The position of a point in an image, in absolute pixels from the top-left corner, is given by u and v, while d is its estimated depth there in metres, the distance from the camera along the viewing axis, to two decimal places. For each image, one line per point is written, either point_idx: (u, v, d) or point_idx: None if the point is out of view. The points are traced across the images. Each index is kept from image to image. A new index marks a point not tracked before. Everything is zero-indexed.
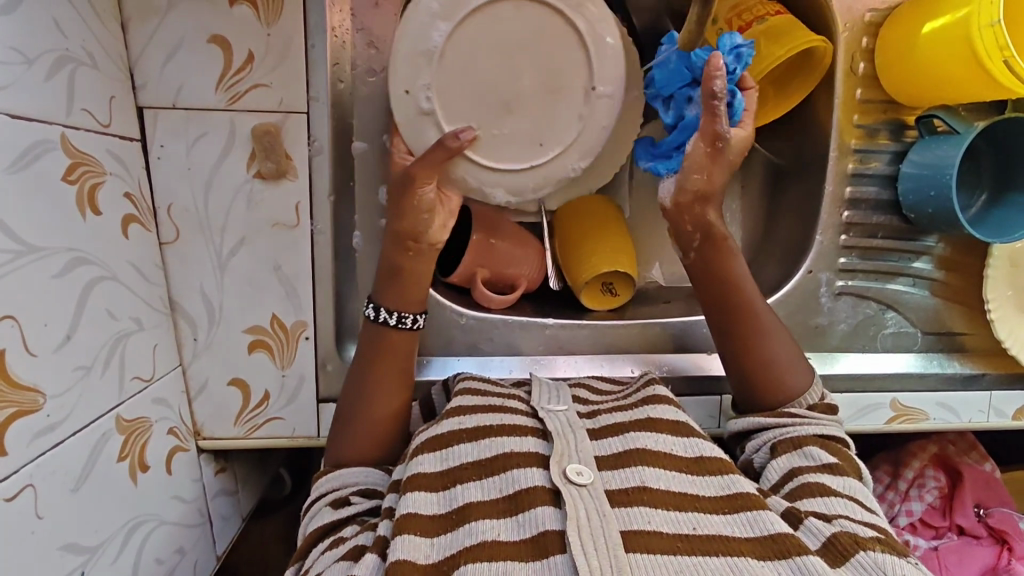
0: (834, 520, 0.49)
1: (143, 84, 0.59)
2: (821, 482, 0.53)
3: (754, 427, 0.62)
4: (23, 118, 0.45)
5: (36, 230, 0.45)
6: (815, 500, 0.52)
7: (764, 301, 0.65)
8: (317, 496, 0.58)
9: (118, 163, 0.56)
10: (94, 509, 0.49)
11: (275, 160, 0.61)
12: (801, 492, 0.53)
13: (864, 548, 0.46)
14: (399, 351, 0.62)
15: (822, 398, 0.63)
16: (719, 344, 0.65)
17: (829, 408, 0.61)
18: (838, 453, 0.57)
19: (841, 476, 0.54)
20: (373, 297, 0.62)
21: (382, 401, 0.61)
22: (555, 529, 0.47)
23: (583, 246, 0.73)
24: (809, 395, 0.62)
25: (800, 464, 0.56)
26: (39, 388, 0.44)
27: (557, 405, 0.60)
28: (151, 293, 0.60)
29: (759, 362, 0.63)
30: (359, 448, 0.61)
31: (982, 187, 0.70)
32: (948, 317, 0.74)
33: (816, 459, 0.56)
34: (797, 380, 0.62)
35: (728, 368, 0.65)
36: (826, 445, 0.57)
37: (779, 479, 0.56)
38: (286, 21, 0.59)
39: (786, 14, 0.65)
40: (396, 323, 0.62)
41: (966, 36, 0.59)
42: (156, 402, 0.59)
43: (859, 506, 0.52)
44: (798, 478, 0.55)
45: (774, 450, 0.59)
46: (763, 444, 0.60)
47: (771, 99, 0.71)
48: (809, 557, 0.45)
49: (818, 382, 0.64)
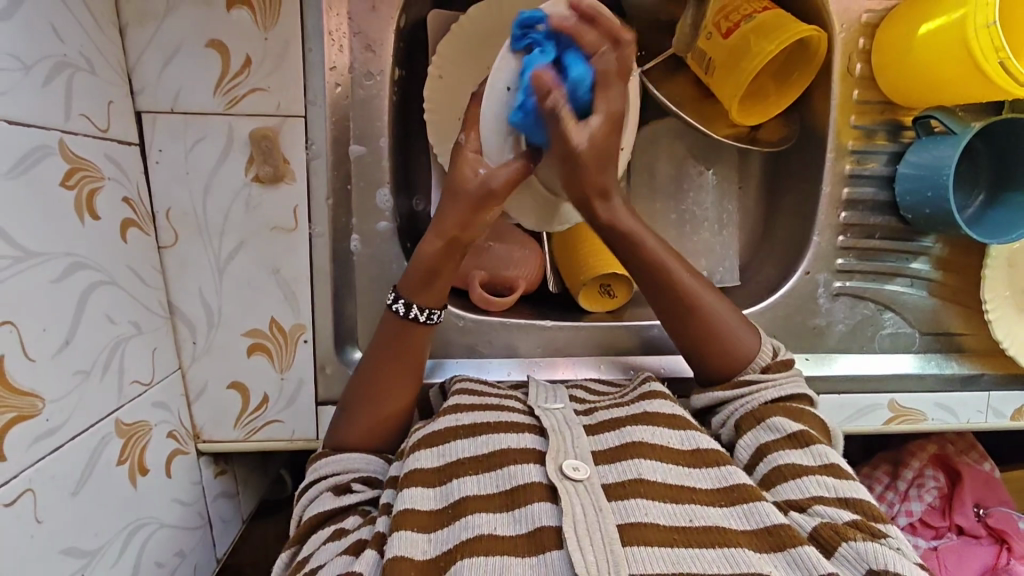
0: (812, 509, 0.50)
1: (141, 89, 0.59)
2: (791, 461, 0.53)
3: (720, 402, 0.61)
4: (22, 124, 0.45)
5: (34, 236, 0.45)
6: (789, 487, 0.52)
7: (708, 287, 0.62)
8: (317, 478, 0.59)
9: (116, 168, 0.56)
10: (93, 512, 0.50)
11: (273, 164, 0.62)
12: (773, 480, 0.53)
13: (847, 539, 0.46)
14: (416, 346, 0.60)
15: (775, 353, 0.62)
16: (667, 327, 0.63)
17: (784, 364, 0.61)
18: (800, 418, 0.57)
19: (808, 446, 0.54)
20: (399, 291, 0.60)
21: (394, 390, 0.61)
22: (552, 525, 0.47)
23: (579, 248, 0.74)
24: (763, 355, 0.61)
25: (767, 440, 0.55)
26: (38, 392, 0.45)
27: (554, 404, 0.60)
28: (150, 297, 0.60)
29: (704, 336, 0.61)
30: (361, 434, 0.61)
31: (980, 187, 0.70)
32: (946, 317, 0.74)
33: (780, 430, 0.55)
34: (747, 345, 0.61)
35: (678, 345, 0.64)
36: (789, 412, 0.57)
37: (750, 459, 0.56)
38: (283, 26, 0.59)
39: (773, 10, 0.66)
40: (424, 319, 0.60)
41: (961, 37, 0.59)
42: (155, 406, 0.59)
43: (833, 478, 0.52)
44: (768, 459, 0.54)
45: (740, 427, 0.58)
46: (727, 419, 0.60)
47: (772, 95, 0.70)
48: (804, 549, 0.46)
49: (767, 340, 0.63)
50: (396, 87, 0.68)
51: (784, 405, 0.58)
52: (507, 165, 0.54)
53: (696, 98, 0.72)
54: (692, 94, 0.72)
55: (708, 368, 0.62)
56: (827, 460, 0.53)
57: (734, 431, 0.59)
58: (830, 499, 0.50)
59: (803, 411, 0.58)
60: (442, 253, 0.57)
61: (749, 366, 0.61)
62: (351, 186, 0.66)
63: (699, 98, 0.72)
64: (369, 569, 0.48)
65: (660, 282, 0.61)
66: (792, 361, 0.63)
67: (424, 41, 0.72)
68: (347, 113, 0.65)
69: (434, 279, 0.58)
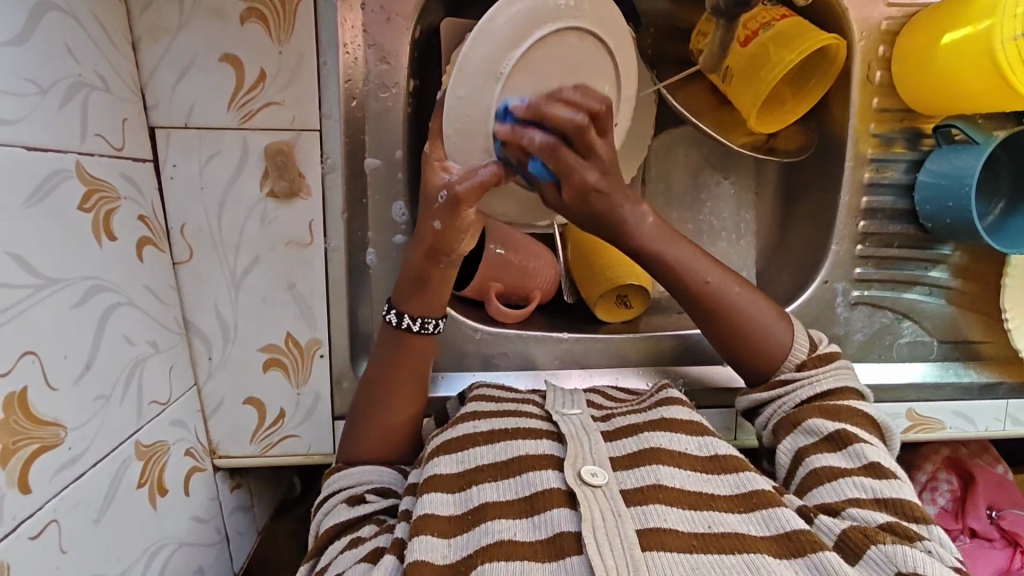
0: (845, 511, 0.49)
1: (154, 104, 0.58)
2: (829, 463, 0.52)
3: (756, 403, 0.61)
4: (39, 149, 0.44)
5: (53, 262, 0.45)
6: (826, 489, 0.51)
7: (728, 279, 0.61)
8: (329, 494, 0.58)
9: (132, 187, 0.55)
10: (116, 538, 0.49)
11: (288, 179, 0.61)
12: (811, 482, 0.52)
13: (876, 542, 0.45)
14: (415, 363, 0.60)
15: (811, 348, 0.61)
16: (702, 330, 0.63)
17: (820, 359, 0.60)
18: (843, 415, 0.55)
19: (846, 446, 0.53)
20: (394, 301, 0.60)
21: (393, 405, 0.60)
22: (572, 530, 0.47)
23: (596, 261, 0.73)
24: (796, 352, 0.60)
25: (805, 444, 0.55)
26: (61, 422, 0.44)
27: (571, 409, 0.59)
28: (167, 315, 0.59)
29: (741, 337, 0.61)
30: (366, 449, 0.61)
31: (999, 195, 0.70)
32: (964, 325, 0.73)
33: (817, 433, 0.55)
34: (784, 344, 0.61)
35: (720, 350, 0.63)
36: (826, 412, 0.56)
37: (791, 463, 0.55)
38: (298, 39, 0.58)
39: (793, 17, 0.65)
40: (419, 329, 0.60)
41: (988, 49, 0.58)
42: (173, 424, 0.59)
43: (872, 479, 0.51)
44: (806, 462, 0.54)
45: (779, 432, 0.58)
46: (768, 423, 0.60)
47: (790, 102, 0.69)
48: (826, 554, 0.44)
49: (802, 333, 0.62)
50: (411, 97, 0.67)
51: (822, 404, 0.57)
52: (477, 173, 0.48)
53: (712, 106, 0.72)
54: (709, 103, 0.72)
55: (747, 367, 0.62)
56: (867, 460, 0.52)
57: (774, 437, 0.58)
58: (866, 501, 0.49)
59: (845, 406, 0.56)
60: (425, 260, 0.56)
61: (782, 366, 0.61)
62: (366, 200, 0.65)
63: (716, 106, 0.72)
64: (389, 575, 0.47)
65: (686, 288, 0.60)
66: (834, 355, 0.61)
67: (437, 48, 0.70)
68: (362, 125, 0.64)
69: (424, 285, 0.58)
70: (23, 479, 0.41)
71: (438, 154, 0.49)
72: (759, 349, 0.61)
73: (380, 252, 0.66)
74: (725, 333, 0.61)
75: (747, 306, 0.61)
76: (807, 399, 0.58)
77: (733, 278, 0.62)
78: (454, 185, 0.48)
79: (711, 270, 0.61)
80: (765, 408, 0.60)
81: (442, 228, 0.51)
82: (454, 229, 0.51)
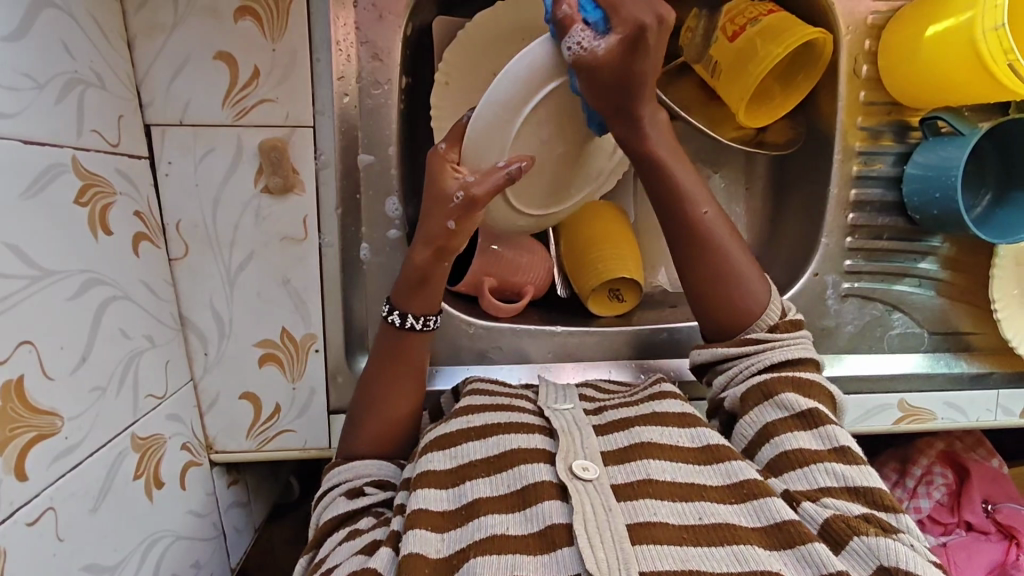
0: (822, 499, 0.49)
1: (150, 102, 0.59)
2: (799, 444, 0.52)
3: (725, 358, 0.60)
4: (36, 143, 0.45)
5: (49, 254, 0.45)
6: (796, 474, 0.51)
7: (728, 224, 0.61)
8: (329, 487, 0.59)
9: (128, 182, 0.56)
10: (112, 528, 0.50)
11: (282, 175, 0.61)
12: (782, 466, 0.52)
13: (859, 534, 0.46)
14: (421, 353, 0.62)
15: (783, 314, 0.60)
16: (676, 260, 0.62)
17: (790, 326, 0.60)
18: (810, 390, 0.55)
19: (818, 429, 0.52)
20: (394, 302, 0.61)
21: (397, 391, 0.61)
22: (562, 522, 0.47)
23: (591, 254, 0.73)
24: (769, 314, 0.60)
25: (774, 419, 0.54)
26: (57, 411, 0.45)
27: (563, 404, 0.59)
28: (162, 310, 0.60)
29: (716, 276, 0.60)
30: (369, 439, 0.61)
31: (986, 186, 0.71)
32: (953, 316, 0.74)
33: (788, 408, 0.54)
34: (759, 301, 0.60)
35: (687, 289, 0.62)
36: (795, 385, 0.55)
37: (754, 436, 0.55)
38: (291, 37, 0.59)
39: (780, 12, 0.65)
40: (420, 326, 0.61)
41: (970, 40, 0.59)
42: (169, 418, 0.60)
43: (846, 465, 0.51)
44: (774, 442, 0.53)
45: (745, 402, 0.56)
46: (735, 383, 0.58)
47: (778, 96, 0.70)
48: (813, 546, 0.45)
49: (777, 297, 0.61)
50: (404, 95, 0.68)
51: (790, 374, 0.56)
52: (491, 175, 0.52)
53: (701, 102, 0.73)
54: (699, 99, 0.73)
55: (716, 318, 0.61)
56: (837, 443, 0.52)
57: (738, 402, 0.57)
58: (839, 490, 0.50)
59: (812, 380, 0.56)
60: (433, 260, 0.57)
61: (754, 325, 0.60)
62: (359, 196, 0.66)
63: (706, 102, 0.72)
64: (385, 566, 0.48)
65: (682, 217, 0.59)
66: (801, 322, 0.61)
67: (429, 47, 0.71)
68: (356, 122, 0.65)
69: (426, 285, 0.59)
70: (19, 466, 0.41)
71: (453, 156, 0.54)
72: (733, 304, 0.60)
73: (373, 247, 0.67)
74: (701, 283, 0.61)
75: (730, 256, 0.60)
76: (774, 364, 0.57)
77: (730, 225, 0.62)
78: (471, 187, 0.52)
79: (708, 203, 0.60)
80: (732, 365, 0.59)
81: (455, 228, 0.55)
82: (468, 228, 0.54)
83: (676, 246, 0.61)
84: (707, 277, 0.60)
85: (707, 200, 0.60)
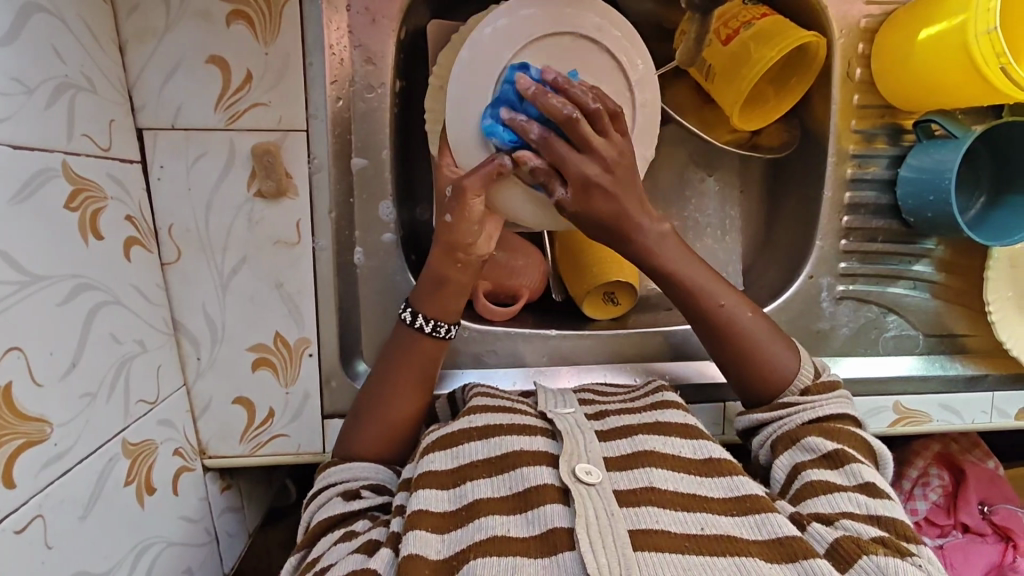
0: (837, 522, 0.49)
1: (141, 106, 0.59)
2: (824, 477, 0.53)
3: (758, 424, 0.61)
4: (25, 148, 0.45)
5: (38, 259, 0.45)
6: (819, 500, 0.51)
7: (745, 307, 0.61)
8: (325, 488, 0.58)
9: (119, 186, 0.56)
10: (102, 534, 0.49)
11: (275, 179, 0.61)
12: (805, 493, 0.53)
13: (867, 553, 0.45)
14: (433, 359, 0.61)
15: (816, 374, 0.61)
16: (705, 346, 0.63)
17: (824, 384, 0.60)
18: (840, 437, 0.56)
19: (843, 466, 0.53)
20: (411, 300, 0.61)
21: (402, 394, 0.61)
22: (564, 526, 0.47)
23: (583, 259, 0.74)
24: (802, 376, 0.60)
25: (803, 460, 0.55)
26: (46, 417, 0.45)
27: (564, 408, 0.59)
28: (154, 315, 0.60)
29: (746, 355, 0.60)
30: (373, 442, 0.60)
31: (980, 189, 0.71)
32: (949, 318, 0.74)
33: (814, 451, 0.55)
34: (788, 371, 0.60)
35: (718, 366, 0.63)
36: (823, 432, 0.56)
37: (786, 480, 0.56)
38: (284, 40, 0.59)
39: (773, 16, 0.65)
40: (430, 331, 0.61)
41: (962, 44, 0.59)
42: (161, 424, 0.59)
43: (867, 496, 0.51)
44: (802, 476, 0.54)
45: (775, 448, 0.58)
46: (766, 442, 0.59)
47: (772, 99, 0.70)
48: (816, 561, 0.45)
49: (808, 361, 0.61)
50: (398, 98, 0.68)
51: (822, 424, 0.57)
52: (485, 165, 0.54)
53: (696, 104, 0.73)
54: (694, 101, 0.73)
55: (748, 393, 0.61)
56: (862, 479, 0.52)
57: (771, 453, 0.59)
58: (859, 515, 0.50)
59: (847, 432, 0.56)
60: (441, 255, 0.58)
61: (788, 391, 0.60)
62: (353, 200, 0.66)
63: None
64: (384, 567, 0.48)
65: (700, 310, 0.60)
66: (836, 382, 0.61)
67: (423, 50, 0.71)
68: (349, 125, 0.65)
69: (441, 287, 0.60)
70: (8, 473, 0.41)
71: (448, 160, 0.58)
72: (765, 378, 0.60)
73: (367, 250, 0.67)
74: (734, 364, 0.61)
75: (757, 335, 0.60)
76: (806, 422, 0.58)
77: (749, 307, 0.62)
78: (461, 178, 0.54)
79: (725, 292, 0.61)
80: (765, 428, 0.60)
81: (452, 221, 0.56)
82: (465, 221, 0.56)
83: (701, 334, 0.62)
84: (726, 343, 0.61)
85: (723, 292, 0.60)
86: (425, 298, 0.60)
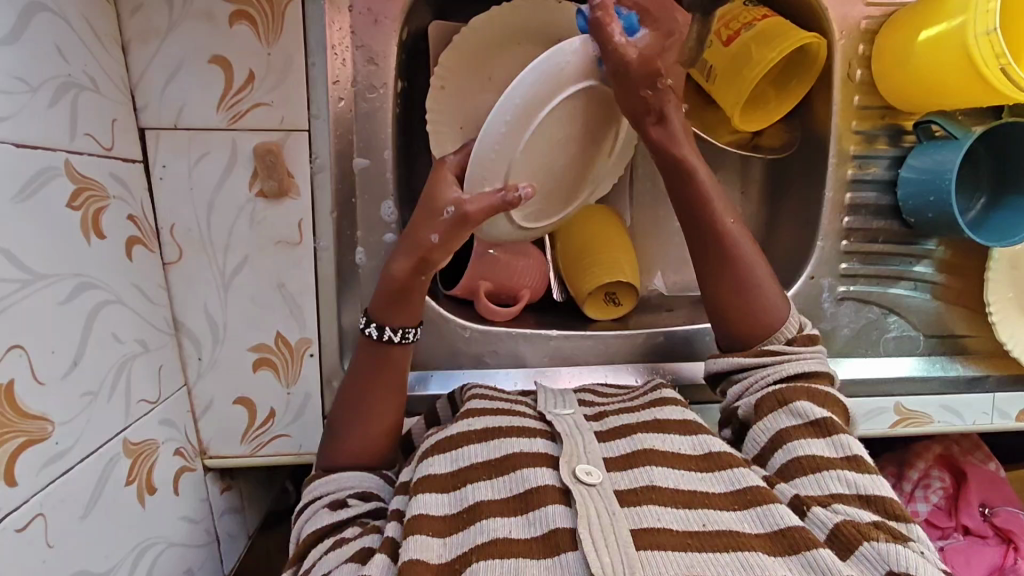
0: (834, 506, 0.49)
1: (144, 106, 0.59)
2: (812, 451, 0.52)
3: (739, 368, 0.60)
4: (28, 147, 0.45)
5: (41, 257, 0.45)
6: (809, 480, 0.51)
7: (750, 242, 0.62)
8: (313, 499, 0.58)
9: (121, 186, 0.56)
10: (103, 534, 0.49)
11: (277, 179, 0.61)
12: (793, 471, 0.52)
13: (868, 538, 0.46)
14: (401, 367, 0.60)
15: (800, 330, 0.61)
16: (698, 268, 0.63)
17: (807, 343, 0.60)
18: (824, 402, 0.56)
19: (831, 437, 0.53)
20: (372, 313, 0.59)
21: (379, 404, 0.60)
22: (567, 526, 0.47)
23: (583, 259, 0.74)
24: (787, 329, 0.60)
25: (788, 425, 0.54)
26: (48, 416, 0.45)
27: (563, 408, 0.59)
28: (156, 314, 0.60)
29: (738, 286, 0.61)
30: (353, 451, 0.60)
31: (981, 190, 0.71)
32: (949, 319, 0.74)
33: (802, 416, 0.54)
34: (777, 316, 0.61)
35: (707, 298, 0.63)
36: (811, 395, 0.56)
37: (767, 444, 0.55)
38: (286, 41, 0.59)
39: (774, 17, 0.66)
40: (399, 339, 0.59)
41: (963, 46, 0.59)
42: (162, 424, 0.59)
43: (856, 473, 0.51)
44: (786, 448, 0.53)
45: (759, 409, 0.56)
46: (749, 393, 0.59)
47: (773, 100, 0.70)
48: (820, 551, 0.45)
49: (795, 315, 0.61)
50: (399, 99, 0.68)
51: (806, 385, 0.57)
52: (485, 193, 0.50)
53: (696, 106, 0.73)
54: (695, 102, 0.73)
55: (731, 332, 0.62)
56: (851, 453, 0.52)
57: (752, 410, 0.57)
58: (850, 497, 0.50)
59: (826, 393, 0.56)
60: (412, 273, 0.56)
61: (774, 336, 0.60)
62: (355, 200, 0.66)
63: (701, 105, 0.73)
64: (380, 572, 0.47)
65: (709, 226, 0.61)
66: (816, 338, 0.61)
67: (424, 52, 0.72)
68: (351, 125, 0.65)
69: (408, 299, 0.58)
70: (9, 472, 0.41)
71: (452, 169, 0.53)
72: (753, 319, 0.61)
73: (369, 251, 0.67)
74: (723, 292, 0.62)
75: (754, 269, 0.61)
76: (790, 376, 0.58)
77: (749, 241, 0.63)
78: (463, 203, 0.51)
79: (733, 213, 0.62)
80: (745, 374, 0.60)
81: (439, 241, 0.53)
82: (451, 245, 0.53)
83: (699, 249, 0.62)
84: (721, 264, 0.61)
85: (730, 211, 0.61)
86: (398, 310, 0.59)
